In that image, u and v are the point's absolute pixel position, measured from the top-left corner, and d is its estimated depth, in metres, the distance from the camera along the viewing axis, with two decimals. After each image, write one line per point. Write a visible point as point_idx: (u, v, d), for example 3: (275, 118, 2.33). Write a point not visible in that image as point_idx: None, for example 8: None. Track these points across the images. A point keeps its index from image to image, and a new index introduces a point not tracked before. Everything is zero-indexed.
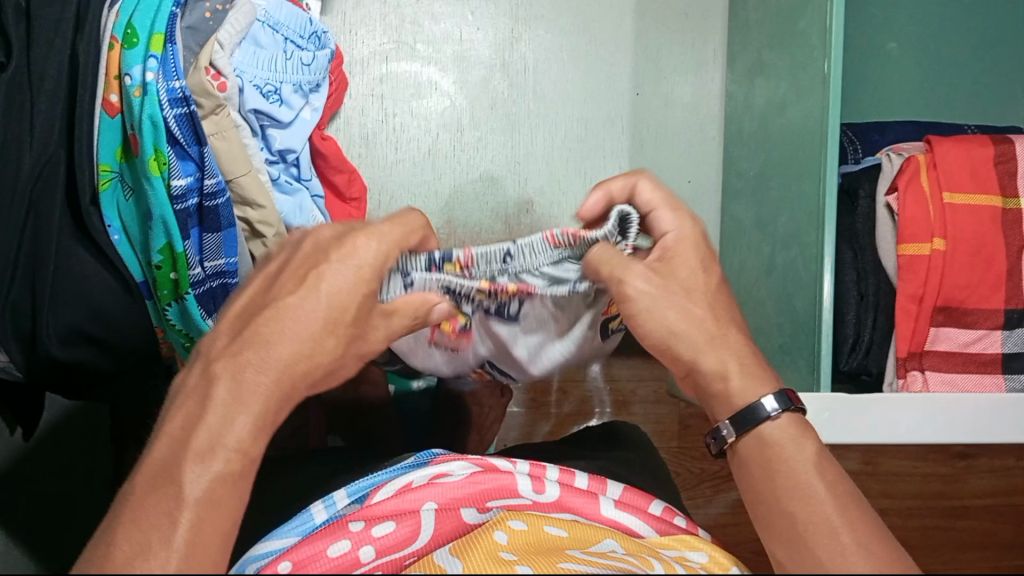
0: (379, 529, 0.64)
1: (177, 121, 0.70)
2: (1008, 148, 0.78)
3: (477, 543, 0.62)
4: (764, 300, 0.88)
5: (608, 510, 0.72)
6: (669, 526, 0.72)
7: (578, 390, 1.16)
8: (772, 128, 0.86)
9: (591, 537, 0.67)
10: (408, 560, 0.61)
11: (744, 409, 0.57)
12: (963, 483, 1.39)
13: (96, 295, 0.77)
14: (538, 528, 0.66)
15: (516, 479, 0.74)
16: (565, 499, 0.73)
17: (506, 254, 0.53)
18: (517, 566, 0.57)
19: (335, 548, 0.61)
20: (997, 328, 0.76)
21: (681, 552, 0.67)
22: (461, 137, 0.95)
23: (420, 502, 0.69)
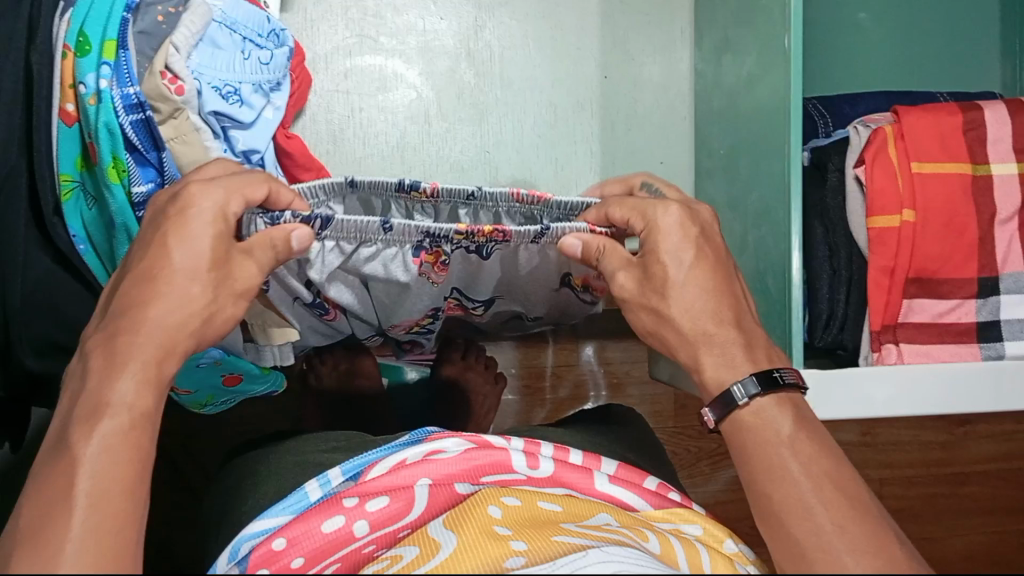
0: (373, 503, 0.64)
1: (134, 127, 0.69)
2: (978, 115, 0.76)
3: (471, 514, 0.61)
4: (738, 279, 0.88)
5: (603, 485, 0.72)
6: (663, 500, 0.72)
7: (573, 375, 1.15)
8: (740, 105, 0.85)
9: (586, 510, 0.66)
10: (403, 533, 0.62)
11: (721, 395, 0.58)
12: (962, 450, 1.39)
13: (63, 305, 0.77)
14: (531, 503, 0.65)
15: (511, 454, 0.72)
16: (560, 474, 0.72)
17: (469, 193, 0.60)
18: (512, 542, 0.57)
19: (329, 522, 0.62)
20: (972, 297, 0.76)
21: (676, 525, 0.68)
22: (429, 129, 0.94)
23: (415, 478, 0.68)
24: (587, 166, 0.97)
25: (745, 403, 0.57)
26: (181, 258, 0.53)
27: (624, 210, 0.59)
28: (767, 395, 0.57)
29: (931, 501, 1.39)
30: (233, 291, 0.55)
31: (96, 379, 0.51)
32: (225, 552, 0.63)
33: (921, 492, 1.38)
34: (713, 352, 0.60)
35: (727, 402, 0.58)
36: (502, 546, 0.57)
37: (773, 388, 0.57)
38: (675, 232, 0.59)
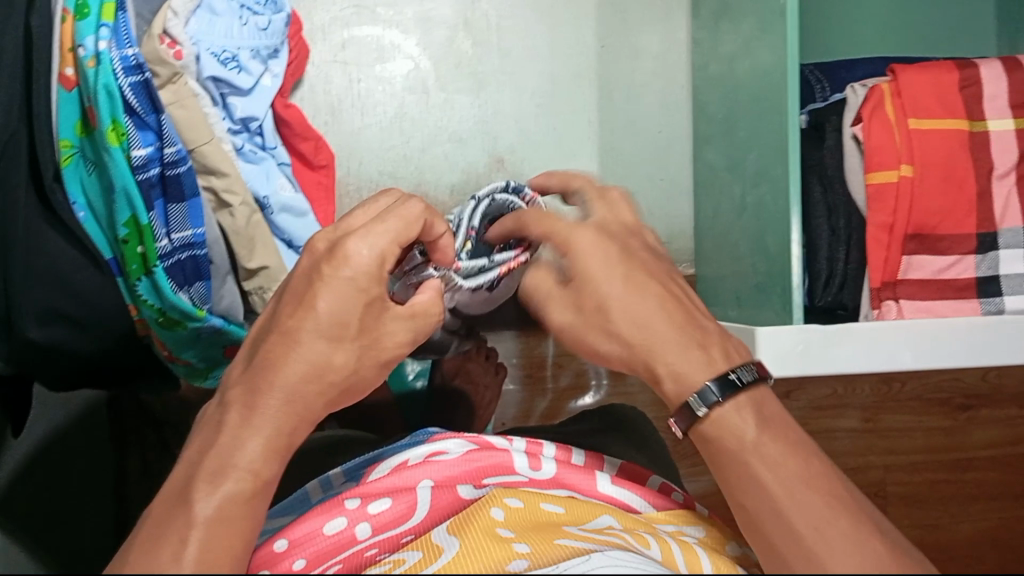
0: (375, 506, 0.64)
1: (133, 89, 0.70)
2: (974, 72, 0.77)
3: (475, 519, 0.61)
4: (737, 243, 0.88)
5: (605, 486, 0.73)
6: (666, 501, 0.73)
7: (574, 364, 1.15)
8: (738, 70, 0.86)
9: (589, 514, 0.67)
10: (406, 538, 0.62)
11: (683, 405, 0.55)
12: (968, 436, 1.38)
13: (66, 274, 0.76)
14: (534, 505, 0.65)
15: (513, 455, 0.74)
16: (561, 475, 0.73)
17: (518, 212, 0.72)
18: (515, 545, 0.57)
19: (332, 523, 0.61)
20: (971, 253, 0.76)
21: (679, 527, 0.67)
22: (427, 99, 0.94)
23: (416, 480, 0.68)
24: (585, 136, 0.98)
25: (709, 408, 0.54)
26: (329, 309, 0.50)
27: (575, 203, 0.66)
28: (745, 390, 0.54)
29: (935, 487, 1.38)
30: (374, 359, 0.54)
31: (231, 428, 0.48)
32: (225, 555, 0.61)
33: (925, 478, 1.37)
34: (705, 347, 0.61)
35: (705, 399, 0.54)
36: (505, 549, 0.56)
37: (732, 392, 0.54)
38: (596, 247, 0.59)
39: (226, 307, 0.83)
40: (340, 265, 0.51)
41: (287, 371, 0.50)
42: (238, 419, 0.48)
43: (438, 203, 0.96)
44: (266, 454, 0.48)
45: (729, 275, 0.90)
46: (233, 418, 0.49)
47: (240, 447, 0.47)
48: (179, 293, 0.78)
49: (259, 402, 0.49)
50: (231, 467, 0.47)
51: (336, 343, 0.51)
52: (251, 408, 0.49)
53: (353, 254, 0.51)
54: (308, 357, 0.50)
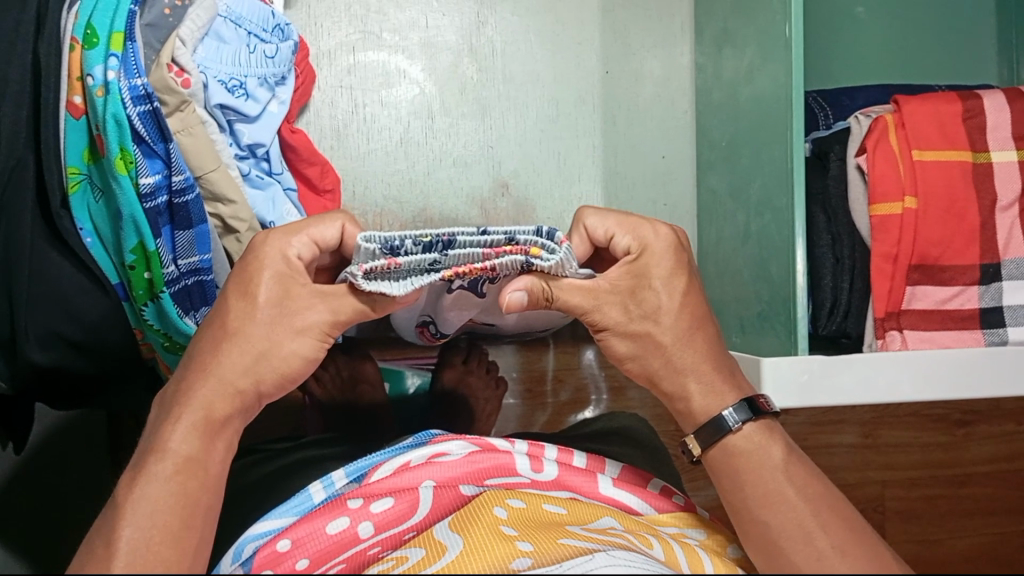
0: (378, 504, 0.65)
1: (142, 118, 0.70)
2: (976, 103, 0.77)
3: (478, 516, 0.62)
4: (740, 270, 0.89)
5: (607, 489, 0.73)
6: (667, 503, 0.73)
7: (574, 378, 1.15)
8: (741, 96, 0.86)
9: (589, 515, 0.67)
10: (408, 535, 0.63)
11: (710, 422, 0.61)
12: (965, 452, 1.38)
13: (73, 296, 0.76)
14: (536, 506, 0.66)
15: (515, 457, 0.73)
16: (565, 477, 0.73)
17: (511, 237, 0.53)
18: (518, 542, 0.59)
19: (333, 522, 0.63)
20: (974, 284, 0.76)
21: (680, 529, 0.68)
22: (432, 124, 0.95)
23: (419, 480, 0.69)
24: (588, 160, 0.98)
25: (737, 427, 0.60)
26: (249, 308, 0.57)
27: (605, 221, 0.61)
28: (757, 420, 0.61)
29: (932, 502, 1.38)
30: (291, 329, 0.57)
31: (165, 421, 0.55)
32: (228, 552, 0.63)
33: (922, 493, 1.38)
34: (708, 376, 0.62)
35: (720, 428, 0.60)
36: (509, 546, 0.58)
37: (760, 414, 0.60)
38: (665, 255, 0.61)
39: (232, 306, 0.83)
40: (255, 259, 0.57)
41: (221, 359, 0.56)
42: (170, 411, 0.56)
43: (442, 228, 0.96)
44: (194, 438, 0.54)
45: (731, 299, 0.91)
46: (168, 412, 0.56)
47: (168, 436, 0.54)
48: (184, 317, 0.79)
49: (192, 389, 0.56)
50: (163, 452, 0.53)
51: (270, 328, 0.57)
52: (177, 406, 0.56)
53: (274, 250, 0.57)
54: (245, 349, 0.57)
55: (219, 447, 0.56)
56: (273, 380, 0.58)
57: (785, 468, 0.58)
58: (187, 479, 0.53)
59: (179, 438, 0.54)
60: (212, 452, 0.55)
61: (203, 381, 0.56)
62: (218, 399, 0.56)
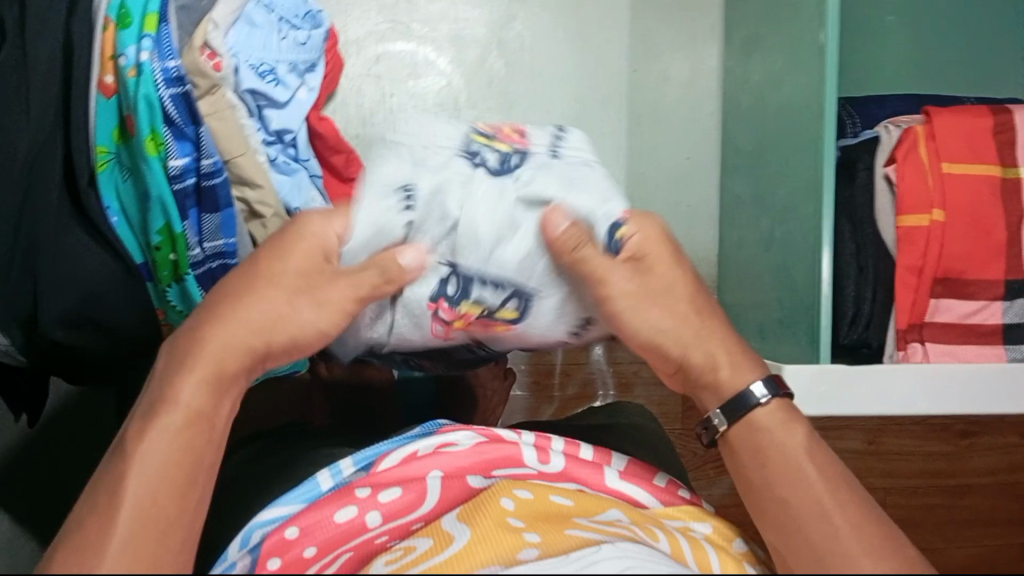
0: (385, 494, 0.65)
1: (173, 101, 0.70)
2: (1007, 118, 0.77)
3: (485, 507, 0.62)
4: (762, 275, 0.88)
5: (613, 482, 0.73)
6: (674, 498, 0.72)
7: (581, 372, 1.15)
8: (768, 101, 0.86)
9: (596, 507, 0.67)
10: (416, 525, 0.63)
11: (734, 398, 0.61)
12: (967, 461, 1.39)
13: (92, 276, 0.75)
14: (542, 497, 0.66)
15: (521, 449, 0.74)
16: (571, 469, 0.73)
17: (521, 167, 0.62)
18: (525, 534, 0.58)
19: (342, 511, 0.63)
20: (997, 299, 0.76)
21: (686, 523, 0.68)
22: (458, 117, 0.94)
23: (426, 470, 0.69)
24: (613, 158, 0.98)
25: (763, 402, 0.60)
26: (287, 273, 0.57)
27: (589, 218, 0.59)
28: (775, 400, 0.61)
29: (932, 510, 1.39)
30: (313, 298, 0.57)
31: (171, 374, 0.53)
32: (237, 537, 0.64)
33: (923, 501, 1.38)
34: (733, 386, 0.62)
35: (742, 403, 0.61)
36: (515, 537, 0.57)
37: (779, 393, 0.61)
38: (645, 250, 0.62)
39: None
40: (293, 237, 0.58)
41: (243, 312, 0.56)
42: (178, 363, 0.54)
43: None
44: (204, 391, 0.53)
45: (751, 305, 0.91)
46: (176, 364, 0.54)
47: (177, 388, 0.52)
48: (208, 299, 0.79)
49: (196, 345, 0.54)
50: (172, 402, 0.52)
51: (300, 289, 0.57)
52: (184, 357, 0.54)
53: (319, 229, 0.58)
54: (266, 303, 0.56)
55: (224, 404, 0.54)
56: (283, 343, 0.57)
57: (804, 451, 0.58)
58: (193, 435, 0.51)
59: (191, 392, 0.52)
60: (220, 407, 0.54)
61: (212, 341, 0.54)
62: (226, 356, 0.54)
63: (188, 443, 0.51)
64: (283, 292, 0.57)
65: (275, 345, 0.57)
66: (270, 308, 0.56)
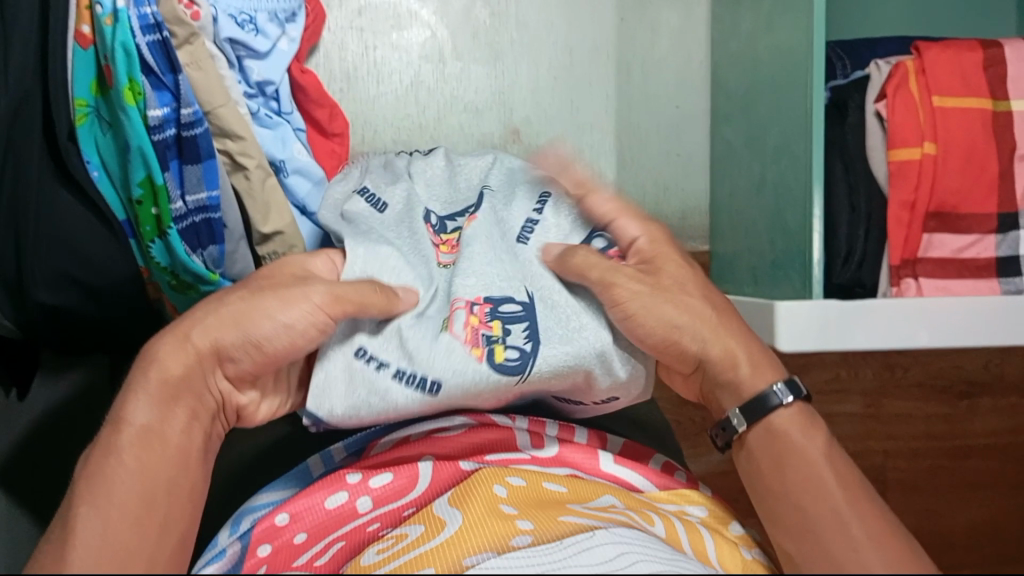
0: (377, 479, 0.64)
1: (150, 48, 0.69)
2: (998, 52, 0.76)
3: (477, 490, 0.61)
4: (754, 219, 0.88)
5: (608, 466, 0.70)
6: (670, 482, 0.71)
7: None
8: (759, 43, 0.85)
9: (589, 492, 0.65)
10: (407, 512, 0.63)
11: (755, 399, 0.62)
12: (968, 424, 1.37)
13: (77, 234, 0.74)
14: (537, 485, 0.64)
15: (515, 434, 0.69)
16: (565, 453, 0.69)
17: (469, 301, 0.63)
18: (517, 521, 0.58)
19: (332, 497, 0.63)
20: (991, 233, 0.76)
21: (681, 506, 0.67)
22: (443, 69, 0.94)
23: (418, 454, 0.67)
24: (602, 109, 0.98)
25: (784, 402, 0.62)
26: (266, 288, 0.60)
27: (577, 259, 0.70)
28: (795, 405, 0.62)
29: (935, 473, 1.37)
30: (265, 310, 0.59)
31: (134, 389, 0.56)
32: (228, 521, 0.63)
33: (924, 465, 1.36)
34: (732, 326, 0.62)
35: (764, 404, 0.62)
36: (507, 524, 0.57)
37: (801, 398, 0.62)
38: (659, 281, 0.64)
39: (237, 271, 0.83)
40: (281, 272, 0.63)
41: (218, 309, 0.59)
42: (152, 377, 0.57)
43: None
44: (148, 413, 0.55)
45: (745, 251, 0.91)
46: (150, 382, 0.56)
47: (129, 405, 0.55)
48: (193, 255, 0.78)
49: (141, 370, 0.57)
50: (123, 428, 0.54)
51: (254, 296, 0.59)
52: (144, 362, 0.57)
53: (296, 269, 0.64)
54: (232, 316, 0.58)
55: (177, 415, 0.56)
56: (234, 347, 0.58)
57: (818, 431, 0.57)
58: (148, 454, 0.54)
59: (134, 413, 0.55)
60: (169, 421, 0.56)
61: (156, 359, 0.57)
62: (173, 360, 0.57)
63: (146, 466, 0.53)
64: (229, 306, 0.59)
65: (226, 345, 0.58)
66: (231, 318, 0.58)
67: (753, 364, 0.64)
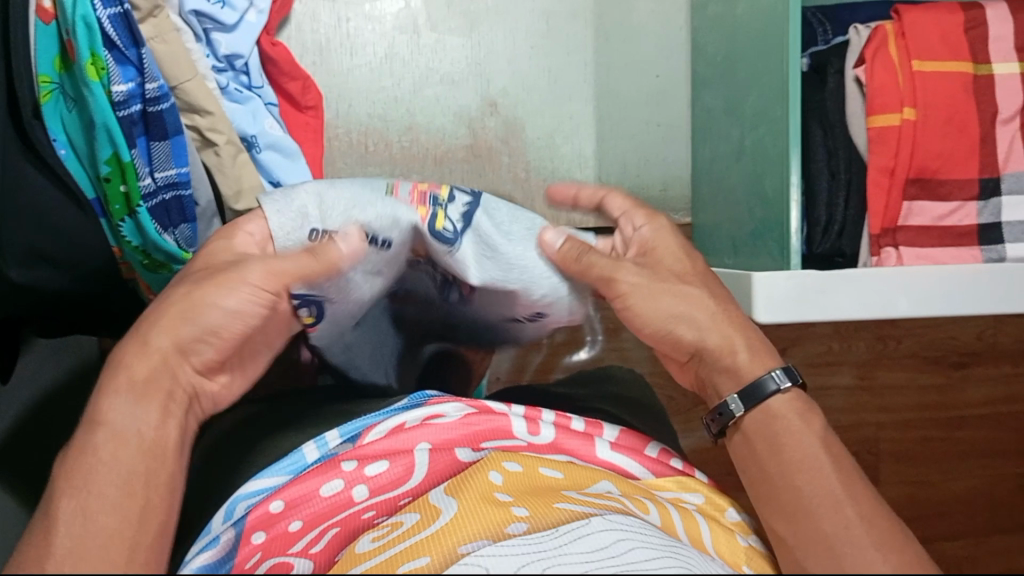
0: (373, 467, 0.62)
1: (111, 21, 0.67)
2: (979, 13, 0.75)
3: (472, 480, 0.59)
4: (734, 188, 0.87)
5: (604, 453, 0.68)
6: (665, 469, 0.69)
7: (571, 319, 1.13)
8: (738, 8, 0.83)
9: (586, 478, 0.64)
10: (404, 501, 0.60)
11: (752, 383, 0.58)
12: (960, 394, 1.36)
13: (49, 215, 0.72)
14: (533, 470, 0.62)
15: (512, 420, 0.69)
16: (561, 440, 0.69)
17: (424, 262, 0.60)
18: (512, 508, 0.56)
19: (327, 485, 0.61)
20: (972, 200, 0.75)
21: (677, 493, 0.66)
22: (418, 39, 0.94)
23: (414, 442, 0.65)
24: (581, 78, 0.99)
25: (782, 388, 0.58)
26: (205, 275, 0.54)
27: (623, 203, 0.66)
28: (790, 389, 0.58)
29: (928, 444, 1.37)
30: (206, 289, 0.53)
31: (100, 394, 0.50)
32: (219, 510, 0.61)
33: (916, 436, 1.35)
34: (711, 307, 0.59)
35: (759, 391, 0.58)
36: (503, 510, 0.55)
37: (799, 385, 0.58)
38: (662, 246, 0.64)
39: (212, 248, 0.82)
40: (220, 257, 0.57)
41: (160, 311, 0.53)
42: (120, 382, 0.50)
43: (429, 146, 0.98)
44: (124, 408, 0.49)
45: (726, 221, 0.90)
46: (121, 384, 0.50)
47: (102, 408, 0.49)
48: (165, 234, 0.76)
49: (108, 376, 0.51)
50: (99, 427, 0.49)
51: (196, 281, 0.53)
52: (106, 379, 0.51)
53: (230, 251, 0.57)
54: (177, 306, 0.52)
55: (152, 414, 0.50)
56: (191, 336, 0.52)
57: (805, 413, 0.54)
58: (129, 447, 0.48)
59: (112, 414, 0.49)
60: (143, 421, 0.49)
61: (124, 363, 0.51)
62: (138, 365, 0.51)
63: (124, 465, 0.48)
64: (187, 286, 0.53)
65: (185, 339, 0.52)
66: (175, 313, 0.52)
67: (751, 352, 0.60)
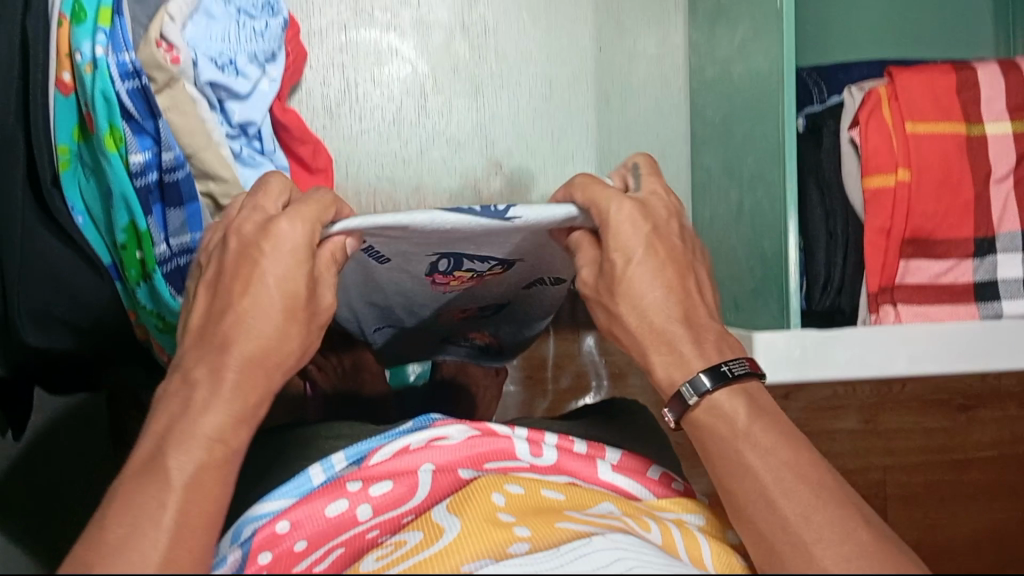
0: (377, 488, 0.63)
1: (130, 94, 0.69)
2: (970, 74, 0.78)
3: (474, 499, 0.59)
4: (734, 245, 0.89)
5: (605, 474, 0.69)
6: (667, 489, 0.69)
7: (574, 365, 1.15)
8: (735, 74, 0.86)
9: (587, 498, 0.64)
10: (406, 517, 0.60)
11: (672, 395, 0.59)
12: (965, 436, 1.37)
13: (62, 273, 0.73)
14: (534, 491, 0.63)
15: (514, 442, 0.70)
16: (563, 462, 0.69)
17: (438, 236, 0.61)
18: (516, 528, 0.56)
19: (332, 505, 0.61)
20: (968, 257, 0.77)
21: (677, 513, 0.65)
22: (426, 103, 0.98)
23: (418, 462, 0.66)
24: (584, 138, 1.02)
25: (698, 399, 0.58)
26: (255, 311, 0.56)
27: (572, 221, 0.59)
28: (723, 388, 0.58)
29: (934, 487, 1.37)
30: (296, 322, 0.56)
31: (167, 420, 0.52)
32: (226, 532, 0.61)
33: (923, 479, 1.36)
34: (706, 359, 0.59)
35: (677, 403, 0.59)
36: (505, 531, 0.55)
37: (723, 382, 0.57)
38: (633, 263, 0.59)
39: None
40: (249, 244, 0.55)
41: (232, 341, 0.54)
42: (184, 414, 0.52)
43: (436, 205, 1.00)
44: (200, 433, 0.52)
45: (727, 276, 0.91)
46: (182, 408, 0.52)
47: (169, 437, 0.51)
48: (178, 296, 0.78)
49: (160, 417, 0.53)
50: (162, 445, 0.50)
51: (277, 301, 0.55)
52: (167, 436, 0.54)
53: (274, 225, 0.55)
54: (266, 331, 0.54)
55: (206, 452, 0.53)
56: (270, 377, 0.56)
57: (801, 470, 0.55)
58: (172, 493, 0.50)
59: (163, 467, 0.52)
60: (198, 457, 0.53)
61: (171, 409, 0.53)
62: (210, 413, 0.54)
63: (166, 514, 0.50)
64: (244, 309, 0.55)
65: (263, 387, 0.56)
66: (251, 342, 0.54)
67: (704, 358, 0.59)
